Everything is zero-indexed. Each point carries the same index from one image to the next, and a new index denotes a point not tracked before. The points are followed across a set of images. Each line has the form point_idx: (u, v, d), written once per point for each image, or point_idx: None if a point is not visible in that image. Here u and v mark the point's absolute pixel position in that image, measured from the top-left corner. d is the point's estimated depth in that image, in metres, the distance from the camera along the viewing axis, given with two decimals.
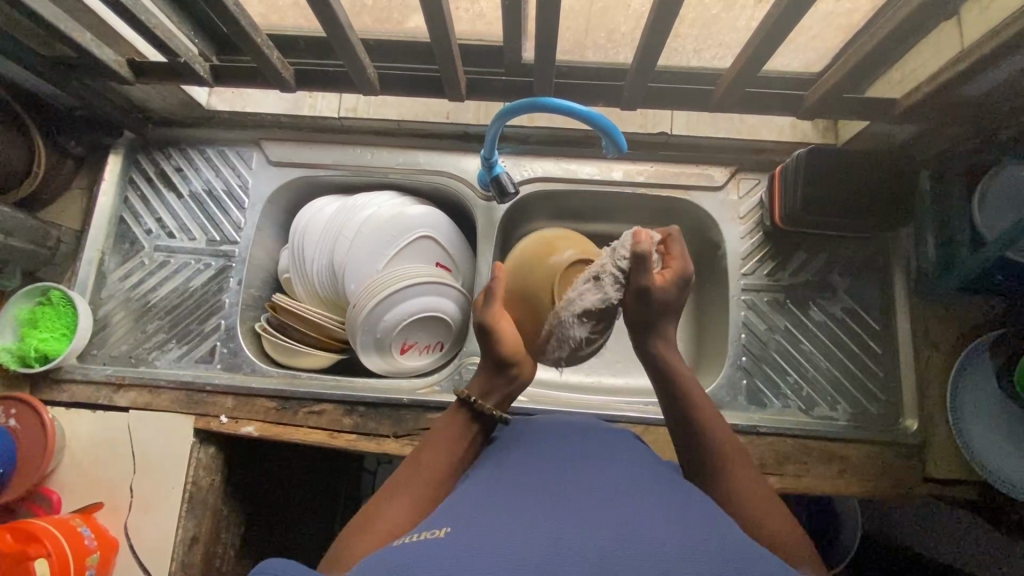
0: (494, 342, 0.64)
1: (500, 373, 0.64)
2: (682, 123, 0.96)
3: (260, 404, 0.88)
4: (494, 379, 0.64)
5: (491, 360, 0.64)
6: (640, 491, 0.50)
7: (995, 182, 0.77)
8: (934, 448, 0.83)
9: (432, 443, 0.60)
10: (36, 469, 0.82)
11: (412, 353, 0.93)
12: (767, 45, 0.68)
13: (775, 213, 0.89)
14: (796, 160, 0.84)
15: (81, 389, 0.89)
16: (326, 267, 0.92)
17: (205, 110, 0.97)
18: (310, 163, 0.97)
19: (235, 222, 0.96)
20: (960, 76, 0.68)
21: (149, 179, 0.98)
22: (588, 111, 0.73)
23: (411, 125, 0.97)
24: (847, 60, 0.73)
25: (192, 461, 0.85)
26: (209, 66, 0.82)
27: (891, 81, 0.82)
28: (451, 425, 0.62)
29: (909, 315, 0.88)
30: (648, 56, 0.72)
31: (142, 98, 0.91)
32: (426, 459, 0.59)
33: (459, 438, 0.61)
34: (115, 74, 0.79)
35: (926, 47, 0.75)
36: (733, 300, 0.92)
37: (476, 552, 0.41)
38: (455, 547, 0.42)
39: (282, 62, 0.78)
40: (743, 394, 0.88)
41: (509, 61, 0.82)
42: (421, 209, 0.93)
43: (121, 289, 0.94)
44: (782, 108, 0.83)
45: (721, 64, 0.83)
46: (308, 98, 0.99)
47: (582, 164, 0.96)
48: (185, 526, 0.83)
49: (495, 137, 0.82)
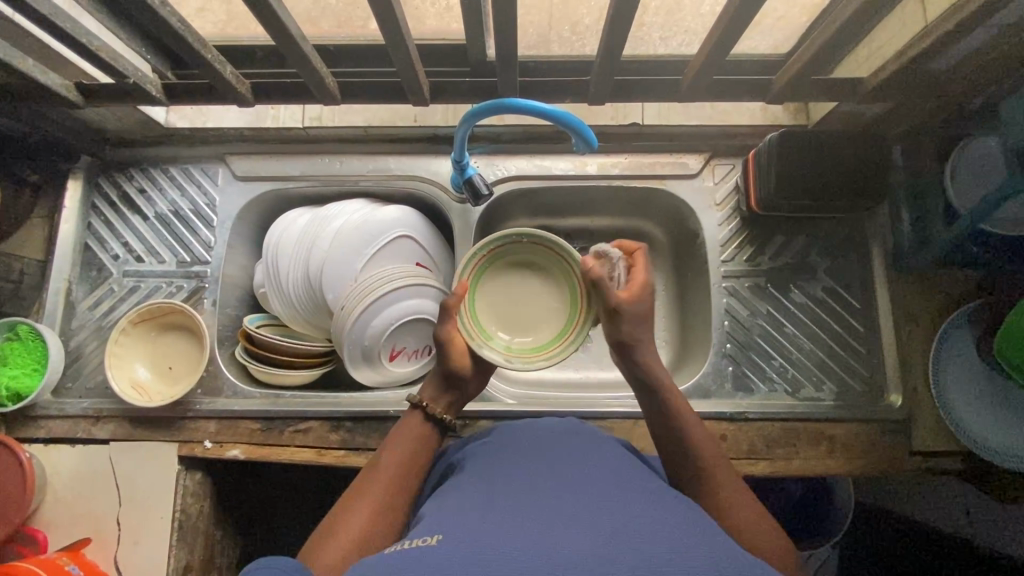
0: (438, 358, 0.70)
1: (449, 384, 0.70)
2: (653, 113, 0.93)
3: (245, 426, 0.86)
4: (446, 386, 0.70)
5: (444, 371, 0.70)
6: (629, 493, 0.50)
7: (966, 154, 0.78)
8: (919, 422, 0.84)
9: (394, 440, 0.66)
10: (16, 511, 0.80)
11: (401, 359, 0.91)
12: (730, 33, 0.67)
13: (750, 198, 0.88)
14: (769, 144, 0.84)
15: (59, 424, 0.87)
16: (302, 281, 0.90)
17: (164, 128, 0.94)
18: (277, 175, 0.94)
19: (205, 242, 0.93)
20: (925, 53, 0.67)
21: (112, 203, 0.95)
22: (554, 109, 0.71)
23: (379, 131, 0.95)
24: (812, 43, 0.72)
25: (179, 489, 0.84)
26: (163, 85, 0.79)
27: (857, 59, 0.82)
28: (417, 430, 0.67)
29: (887, 291, 0.89)
30: (613, 48, 0.71)
31: (97, 120, 0.87)
32: (391, 460, 0.63)
33: (421, 436, 0.67)
34: (64, 99, 0.76)
35: (891, 23, 0.75)
36: (715, 289, 0.92)
37: (470, 554, 0.41)
38: (452, 551, 0.42)
39: (236, 76, 0.76)
40: (729, 380, 0.89)
41: (472, 60, 0.80)
42: (401, 212, 0.92)
43: (92, 319, 0.91)
44: (752, 94, 0.82)
45: (689, 51, 0.82)
46: (270, 109, 0.95)
47: (555, 160, 0.94)
48: (177, 555, 0.82)
49: (464, 139, 0.80)
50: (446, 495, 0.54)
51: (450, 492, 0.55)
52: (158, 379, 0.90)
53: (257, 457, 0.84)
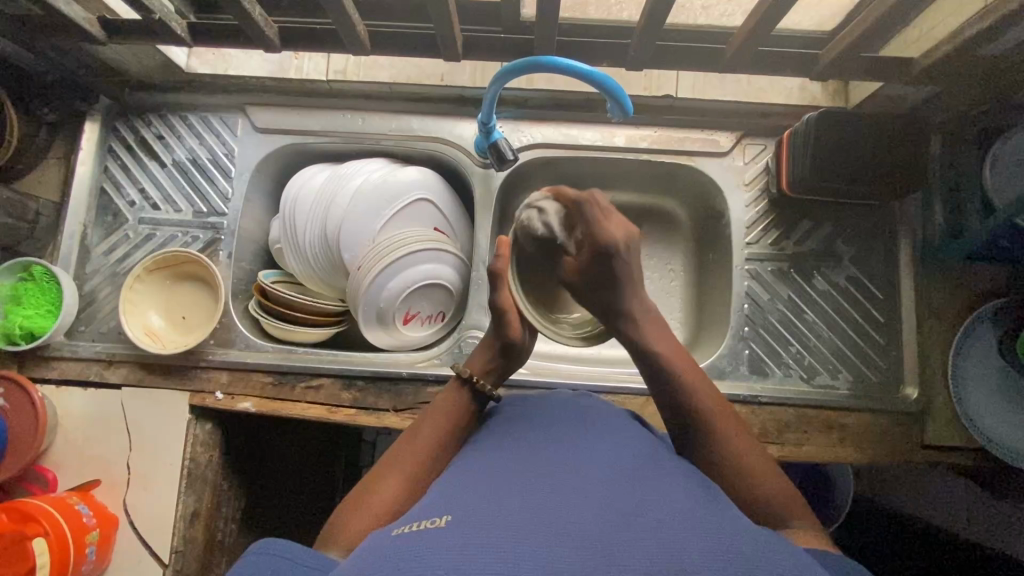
0: (500, 326, 0.69)
1: (505, 357, 0.70)
2: (687, 86, 0.92)
3: (256, 379, 0.86)
4: (497, 360, 0.70)
5: (500, 343, 0.70)
6: (646, 476, 0.49)
7: (1007, 146, 0.74)
8: (934, 415, 0.84)
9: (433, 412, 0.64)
10: (28, 450, 0.80)
11: (415, 323, 0.90)
12: (780, 2, 0.65)
13: (782, 180, 0.86)
14: (806, 123, 0.81)
15: (71, 366, 0.87)
16: (319, 238, 0.89)
17: (185, 73, 0.92)
18: (298, 130, 0.92)
19: (222, 192, 0.92)
20: (982, 34, 0.65)
21: (129, 148, 0.93)
22: (592, 71, 0.69)
23: (403, 88, 0.92)
24: (864, 18, 0.70)
25: (189, 437, 0.84)
26: (187, 25, 0.77)
27: (907, 40, 0.79)
28: (456, 402, 0.65)
29: (912, 284, 0.87)
30: (657, 12, 0.68)
31: (117, 60, 0.85)
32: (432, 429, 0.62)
33: (461, 410, 0.65)
34: (86, 33, 0.74)
35: (947, 4, 0.72)
36: (736, 271, 0.91)
37: (480, 534, 0.40)
38: (464, 531, 0.41)
39: (264, 19, 0.74)
40: (745, 363, 0.88)
41: (507, 18, 0.77)
42: (420, 174, 0.90)
43: (107, 264, 0.91)
44: (794, 70, 0.79)
45: (731, 22, 0.79)
46: (294, 59, 0.93)
47: (583, 130, 0.92)
48: (185, 502, 0.82)
49: (493, 100, 0.78)
50: (460, 469, 0.53)
51: (462, 468, 0.53)
52: (171, 328, 0.89)
53: (267, 411, 0.84)
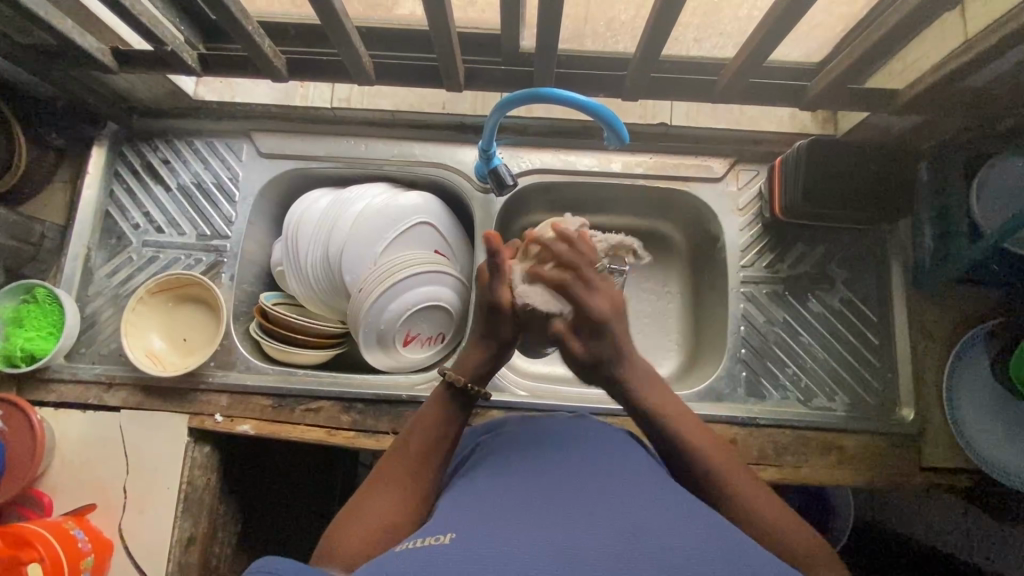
0: (495, 326, 0.66)
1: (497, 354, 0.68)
2: (682, 114, 0.95)
3: (256, 402, 0.86)
4: (487, 358, 0.67)
5: (493, 343, 0.67)
6: (644, 495, 0.49)
7: (991, 174, 0.77)
8: (930, 437, 0.84)
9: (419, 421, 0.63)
10: (24, 474, 0.80)
11: (414, 345, 0.91)
12: (772, 35, 0.67)
13: (775, 204, 0.88)
14: (797, 150, 0.83)
15: (70, 389, 0.87)
16: (321, 262, 0.90)
17: (192, 101, 0.94)
18: (302, 155, 0.94)
19: (226, 216, 0.93)
20: (962, 69, 0.68)
21: (136, 172, 0.95)
22: (587, 101, 0.71)
23: (406, 116, 0.95)
24: (849, 52, 0.73)
25: (188, 461, 0.84)
26: (197, 56, 0.80)
27: (892, 71, 0.82)
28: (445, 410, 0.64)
29: (905, 307, 0.89)
30: (652, 45, 0.71)
31: (126, 88, 0.87)
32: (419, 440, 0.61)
33: (450, 417, 0.63)
34: (98, 63, 0.77)
35: (929, 37, 0.75)
36: (731, 293, 0.92)
37: (482, 554, 0.41)
38: (466, 551, 0.41)
39: (273, 51, 0.76)
40: (742, 385, 0.88)
41: (506, 50, 0.80)
42: (421, 198, 0.92)
43: (109, 287, 0.91)
44: (785, 100, 0.82)
45: (723, 54, 0.82)
46: (299, 88, 0.97)
47: (580, 156, 0.94)
48: (181, 527, 0.82)
49: (493, 128, 0.80)
50: (461, 489, 0.54)
51: (463, 488, 0.54)
52: (172, 350, 0.90)
53: (266, 434, 0.84)
